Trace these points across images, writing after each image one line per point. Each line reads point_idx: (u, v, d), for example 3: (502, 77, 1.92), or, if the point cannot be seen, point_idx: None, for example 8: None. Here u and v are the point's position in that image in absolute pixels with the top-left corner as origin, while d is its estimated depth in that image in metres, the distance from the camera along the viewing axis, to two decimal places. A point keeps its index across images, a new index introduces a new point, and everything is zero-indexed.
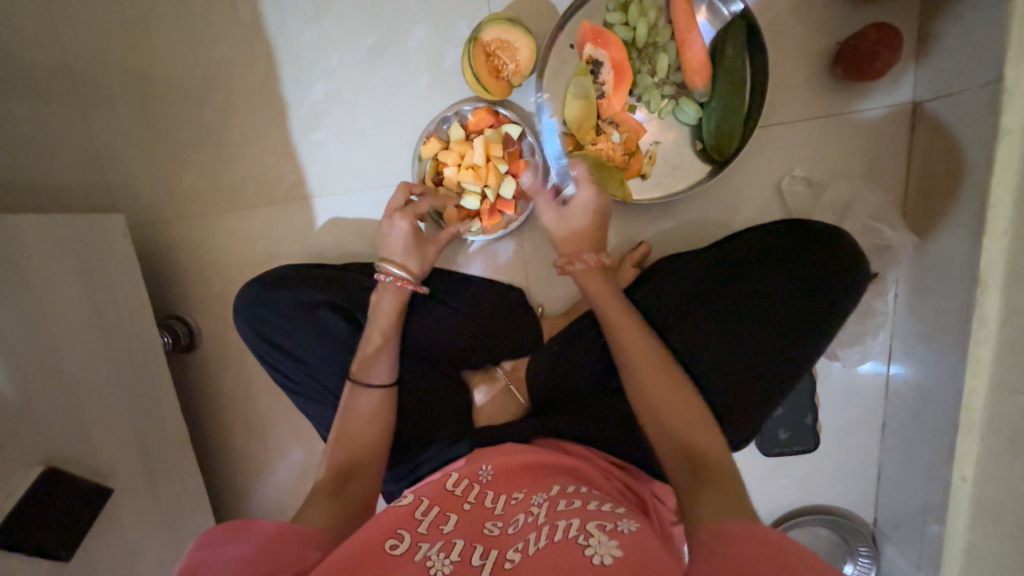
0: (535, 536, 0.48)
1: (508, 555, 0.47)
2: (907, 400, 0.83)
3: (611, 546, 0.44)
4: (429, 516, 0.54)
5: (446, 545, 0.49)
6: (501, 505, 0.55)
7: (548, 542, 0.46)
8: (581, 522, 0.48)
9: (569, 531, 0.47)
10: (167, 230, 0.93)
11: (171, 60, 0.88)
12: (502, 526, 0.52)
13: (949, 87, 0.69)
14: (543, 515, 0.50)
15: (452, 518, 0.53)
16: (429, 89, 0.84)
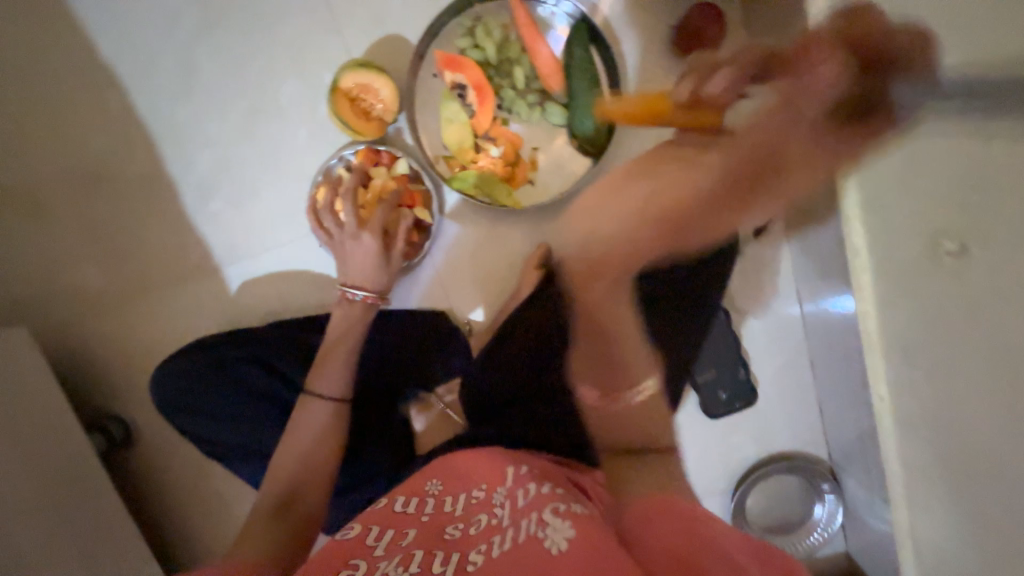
0: (498, 539, 0.51)
1: (469, 558, 0.50)
2: (820, 335, 0.87)
3: (565, 530, 0.50)
4: (385, 537, 0.54)
5: (405, 559, 0.51)
6: (460, 507, 0.57)
7: (512, 543, 0.50)
8: (539, 515, 0.53)
9: (530, 528, 0.51)
10: (79, 331, 0.92)
11: (46, 164, 0.88)
12: (462, 528, 0.55)
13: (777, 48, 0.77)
14: (505, 516, 0.54)
15: (410, 533, 0.55)
16: (311, 139, 0.86)
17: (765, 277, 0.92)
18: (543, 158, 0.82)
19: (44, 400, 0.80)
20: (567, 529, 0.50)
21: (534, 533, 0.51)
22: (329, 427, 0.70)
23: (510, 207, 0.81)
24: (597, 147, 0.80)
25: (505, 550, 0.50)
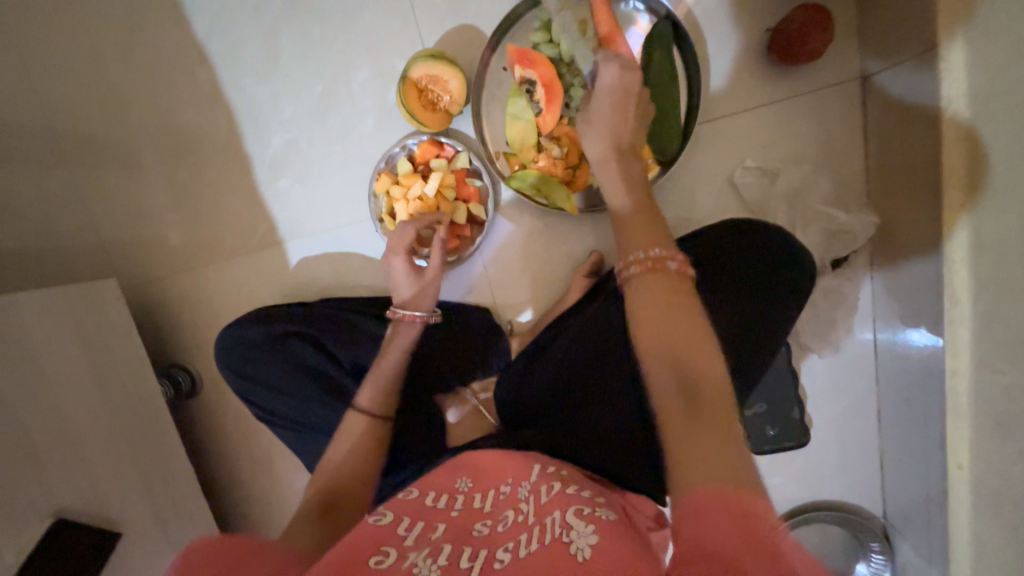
0: (525, 537, 0.50)
1: (496, 555, 0.49)
2: (896, 386, 0.79)
3: (589, 534, 0.47)
4: (415, 529, 0.54)
5: (433, 551, 0.50)
6: (488, 503, 0.57)
7: (540, 544, 0.48)
8: (562, 514, 0.51)
9: (555, 528, 0.49)
10: (159, 288, 1.01)
11: (142, 133, 0.96)
12: (491, 525, 0.54)
13: (891, 60, 0.67)
14: (531, 514, 0.53)
15: (440, 526, 0.54)
16: (378, 126, 0.87)
17: (838, 311, 0.82)
18: None
19: (125, 348, 0.89)
20: (591, 533, 0.47)
21: (559, 537, 0.48)
22: (365, 438, 0.68)
23: (566, 211, 0.79)
24: (666, 156, 0.75)
25: (531, 551, 0.48)
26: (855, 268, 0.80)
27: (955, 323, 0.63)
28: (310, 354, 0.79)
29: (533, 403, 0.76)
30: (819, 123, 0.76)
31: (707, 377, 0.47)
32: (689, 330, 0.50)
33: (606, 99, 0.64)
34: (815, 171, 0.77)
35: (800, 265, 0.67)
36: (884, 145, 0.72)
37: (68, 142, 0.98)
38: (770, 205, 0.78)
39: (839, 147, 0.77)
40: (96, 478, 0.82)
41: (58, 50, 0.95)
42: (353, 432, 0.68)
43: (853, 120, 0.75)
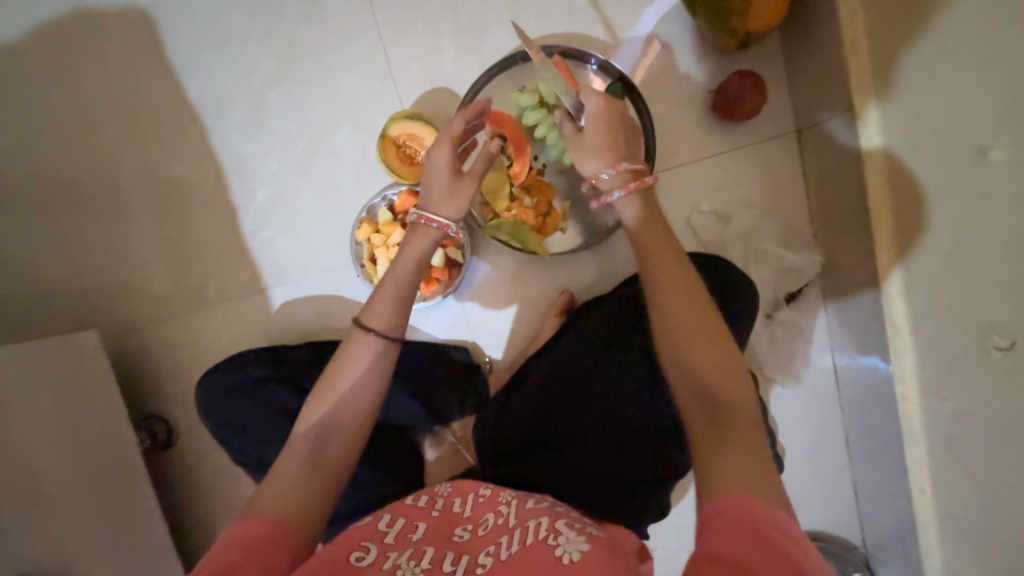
0: (505, 540, 0.54)
1: (478, 559, 0.53)
2: (858, 413, 0.82)
3: (578, 543, 0.51)
4: (396, 526, 0.57)
5: (416, 553, 0.53)
6: (469, 508, 0.61)
7: (521, 546, 0.52)
8: (548, 521, 0.55)
9: (539, 532, 0.53)
10: (140, 337, 1.02)
11: (132, 188, 1.00)
12: (471, 529, 0.58)
13: (819, 116, 0.75)
14: (512, 517, 0.57)
15: (420, 527, 0.58)
16: (360, 178, 0.93)
17: (795, 342, 0.87)
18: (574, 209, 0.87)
19: (103, 399, 0.89)
20: (581, 542, 0.51)
21: (545, 540, 0.52)
22: (375, 367, 0.62)
23: (539, 253, 0.85)
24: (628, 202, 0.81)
25: (512, 551, 0.52)
26: (810, 301, 0.86)
27: (899, 351, 0.68)
28: (290, 400, 0.81)
29: (511, 440, 0.78)
30: (764, 170, 0.84)
31: (730, 398, 0.52)
32: (706, 346, 0.54)
33: (590, 121, 0.64)
34: (764, 212, 0.84)
35: (748, 301, 0.73)
36: (822, 188, 0.79)
37: (58, 197, 1.02)
38: (727, 244, 0.84)
39: (784, 190, 0.84)
40: (62, 537, 0.79)
41: (55, 112, 1.00)
42: (364, 352, 0.62)
43: (793, 167, 0.83)
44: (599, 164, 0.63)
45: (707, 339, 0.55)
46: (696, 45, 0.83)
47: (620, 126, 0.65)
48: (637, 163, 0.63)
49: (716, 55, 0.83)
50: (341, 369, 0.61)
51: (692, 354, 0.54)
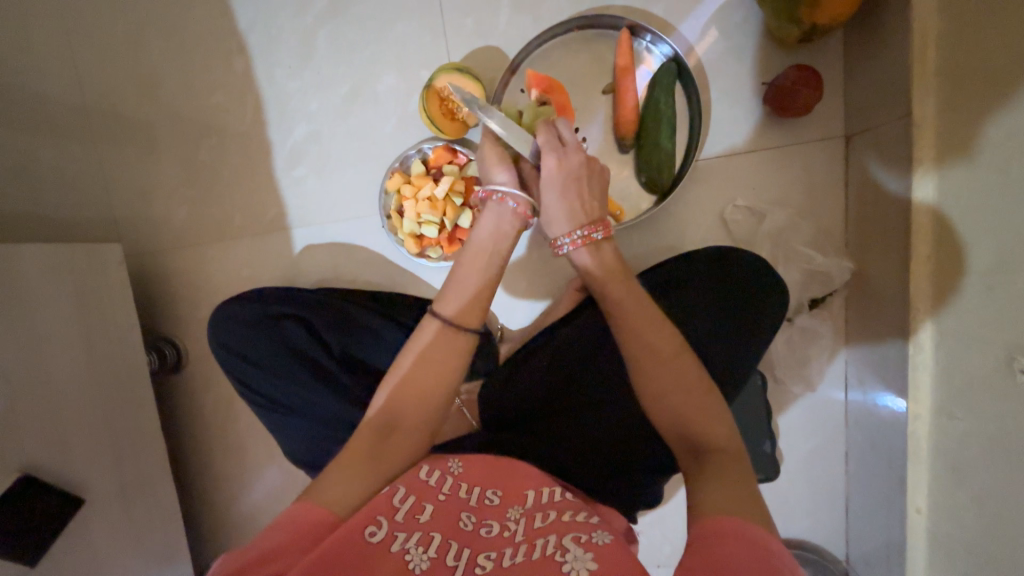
0: (510, 550, 0.54)
1: (479, 559, 0.53)
2: (864, 427, 0.82)
3: (587, 560, 0.50)
4: (407, 503, 0.59)
5: (423, 539, 0.55)
6: (475, 500, 0.62)
7: (526, 558, 0.52)
8: (558, 538, 0.54)
9: (547, 549, 0.53)
10: (161, 260, 1.03)
11: (169, 111, 1.00)
12: (475, 522, 0.59)
13: (872, 122, 0.74)
14: (520, 533, 0.57)
15: (428, 508, 0.59)
16: (397, 130, 0.92)
17: (810, 349, 0.86)
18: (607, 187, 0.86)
19: (120, 313, 0.90)
20: (590, 560, 0.50)
21: (553, 555, 0.52)
22: (437, 352, 0.66)
23: None
24: (663, 187, 0.81)
25: (516, 562, 0.52)
26: (831, 311, 0.85)
27: (917, 368, 0.68)
28: (301, 336, 0.81)
29: (518, 407, 0.78)
30: (805, 173, 0.82)
31: (712, 440, 0.57)
32: (695, 392, 0.59)
33: (550, 184, 0.66)
34: (798, 215, 0.83)
35: (777, 299, 0.72)
36: (862, 196, 0.78)
37: (97, 112, 1.02)
38: (756, 243, 0.83)
39: (822, 195, 0.82)
40: (68, 442, 0.81)
41: (103, 25, 1.00)
42: (427, 340, 0.67)
43: (836, 173, 0.82)
44: (559, 227, 0.67)
45: (695, 388, 0.59)
46: (755, 35, 0.81)
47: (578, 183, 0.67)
48: (597, 219, 0.67)
49: (774, 49, 0.81)
50: (408, 353, 0.67)
51: (685, 398, 0.59)
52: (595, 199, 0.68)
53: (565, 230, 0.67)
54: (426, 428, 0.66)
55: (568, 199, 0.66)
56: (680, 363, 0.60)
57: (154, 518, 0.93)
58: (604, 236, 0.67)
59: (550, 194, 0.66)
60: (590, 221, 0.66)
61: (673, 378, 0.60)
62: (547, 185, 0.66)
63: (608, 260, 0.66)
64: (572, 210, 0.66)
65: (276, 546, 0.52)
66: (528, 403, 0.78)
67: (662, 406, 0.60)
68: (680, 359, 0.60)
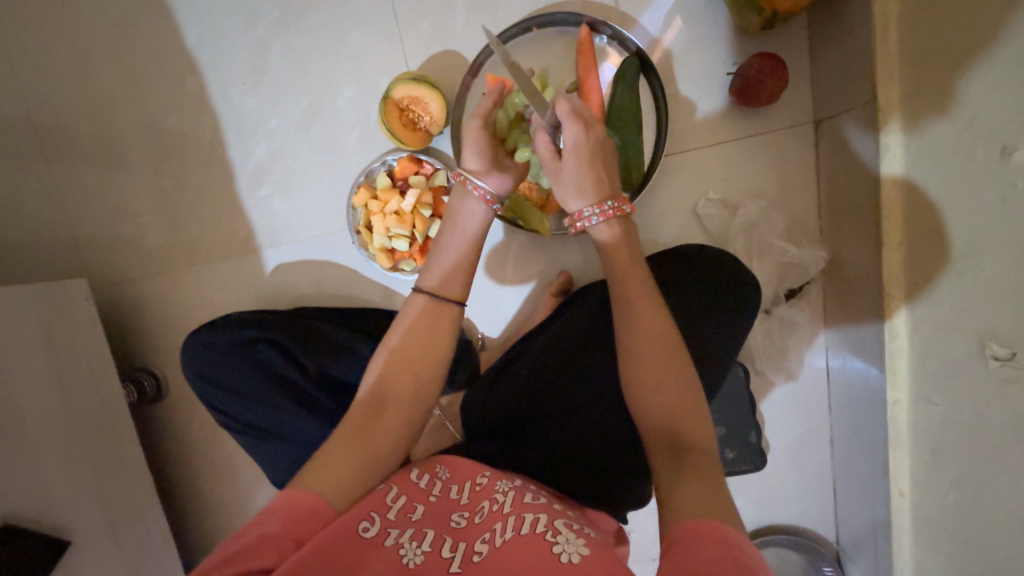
0: (500, 526, 0.53)
1: (475, 547, 0.52)
2: (845, 413, 0.82)
3: (579, 545, 0.50)
4: (399, 502, 0.57)
5: (416, 535, 0.54)
6: (466, 495, 0.60)
7: (516, 534, 0.52)
8: (548, 518, 0.54)
9: (537, 527, 0.52)
10: (131, 289, 1.01)
11: (125, 136, 0.97)
12: (468, 516, 0.57)
13: (839, 106, 0.73)
14: (508, 504, 0.57)
15: (419, 508, 0.58)
16: (360, 141, 0.90)
17: (790, 339, 0.86)
18: None
19: (93, 349, 0.89)
20: (582, 545, 0.50)
21: (544, 535, 0.51)
22: (427, 324, 0.63)
23: (540, 232, 0.85)
24: (633, 185, 0.79)
25: (508, 540, 0.51)
26: (810, 300, 0.85)
27: (894, 355, 0.67)
28: (276, 361, 0.79)
29: (499, 417, 0.77)
30: (775, 161, 0.81)
31: (697, 441, 0.55)
32: (682, 384, 0.58)
33: (575, 154, 0.62)
34: (771, 206, 0.82)
35: (753, 293, 0.71)
36: (833, 183, 0.77)
37: (50, 141, 0.99)
38: (730, 235, 0.82)
39: (794, 184, 0.81)
40: (49, 482, 0.80)
41: (47, 51, 0.96)
42: (417, 313, 0.63)
43: (806, 160, 0.81)
44: (582, 201, 0.63)
45: (684, 384, 0.58)
46: (718, 24, 0.80)
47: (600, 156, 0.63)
48: (618, 195, 0.64)
49: (738, 37, 0.79)
50: (398, 328, 0.64)
51: (669, 393, 0.58)
52: (613, 174, 0.65)
53: (587, 204, 0.63)
54: (421, 407, 0.62)
55: (594, 170, 0.62)
56: (667, 360, 0.59)
57: (146, 550, 0.92)
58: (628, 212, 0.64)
59: (575, 164, 0.62)
60: (613, 196, 0.63)
61: (660, 370, 0.59)
62: (572, 153, 0.62)
63: (628, 234, 0.64)
64: (595, 178, 0.62)
65: (264, 539, 0.49)
66: (507, 414, 0.77)
67: (643, 400, 0.59)
68: (671, 359, 0.59)
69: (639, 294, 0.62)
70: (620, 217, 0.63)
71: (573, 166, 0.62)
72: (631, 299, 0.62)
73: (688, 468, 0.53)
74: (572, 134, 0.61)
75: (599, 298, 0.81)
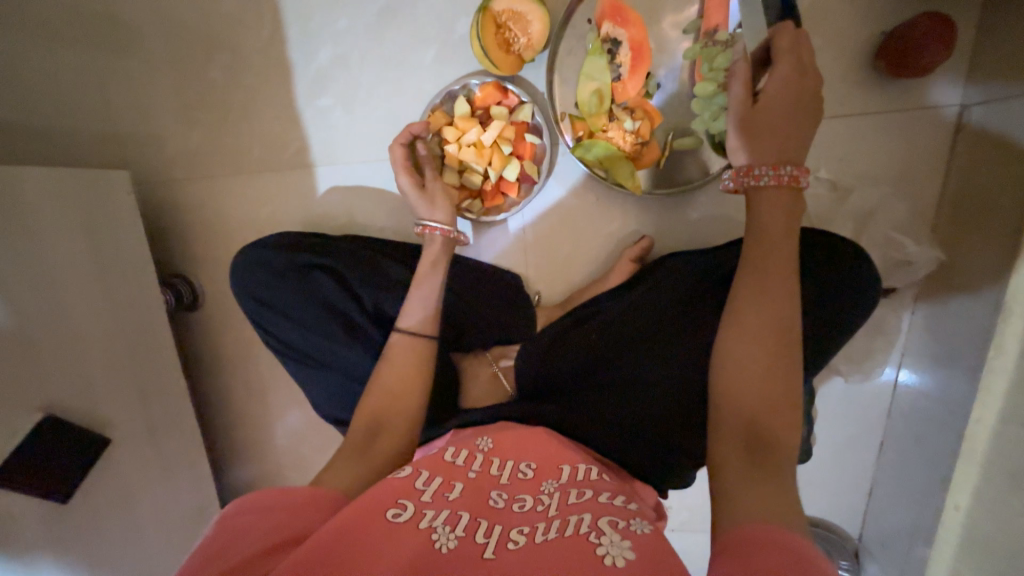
0: (542, 526, 0.51)
1: (510, 535, 0.50)
2: (910, 422, 0.80)
3: (624, 547, 0.47)
4: (432, 485, 0.56)
5: (451, 518, 0.51)
6: (507, 476, 0.60)
7: (559, 535, 0.49)
8: (592, 518, 0.51)
9: (580, 527, 0.50)
10: (172, 190, 0.95)
11: (172, 15, 0.86)
12: (506, 499, 0.56)
13: (1002, 90, 0.64)
14: (553, 508, 0.54)
15: (457, 487, 0.56)
16: (439, 59, 0.80)
17: (876, 340, 0.80)
18: (675, 146, 0.77)
19: (133, 249, 0.84)
20: (627, 547, 0.47)
21: (587, 536, 0.48)
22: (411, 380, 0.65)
23: (627, 189, 0.76)
24: None
25: (549, 539, 0.49)
26: (901, 302, 0.80)
27: (995, 371, 0.62)
28: (330, 290, 0.75)
29: (559, 376, 0.75)
30: (904, 146, 0.73)
31: (775, 440, 0.53)
32: (770, 376, 0.55)
33: (771, 99, 0.59)
34: (890, 195, 0.74)
35: (871, 287, 0.62)
36: (967, 179, 0.69)
37: (88, 10, 0.88)
38: (835, 221, 0.75)
39: (919, 175, 0.73)
40: (91, 380, 0.77)
41: None
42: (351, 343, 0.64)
43: (939, 149, 0.72)
44: (753, 156, 0.60)
45: (774, 381, 0.54)
46: None
47: (797, 109, 0.59)
48: (800, 163, 0.60)
49: None
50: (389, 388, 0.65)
51: (756, 381, 0.55)
52: (804, 137, 0.60)
53: (760, 161, 0.60)
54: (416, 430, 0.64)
55: (778, 128, 0.59)
56: (772, 341, 0.55)
57: (179, 454, 0.92)
58: (803, 185, 0.60)
59: (768, 110, 0.59)
60: (793, 162, 0.59)
61: (749, 348, 0.56)
62: (771, 96, 0.59)
63: (794, 213, 0.59)
64: (785, 133, 0.59)
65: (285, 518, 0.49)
66: (570, 374, 0.75)
67: (732, 377, 0.56)
68: (765, 342, 0.55)
69: (771, 268, 0.58)
70: (790, 189, 0.59)
71: (760, 112, 0.60)
72: (749, 266, 0.60)
73: (752, 467, 0.51)
74: (781, 73, 0.59)
75: (689, 267, 0.75)
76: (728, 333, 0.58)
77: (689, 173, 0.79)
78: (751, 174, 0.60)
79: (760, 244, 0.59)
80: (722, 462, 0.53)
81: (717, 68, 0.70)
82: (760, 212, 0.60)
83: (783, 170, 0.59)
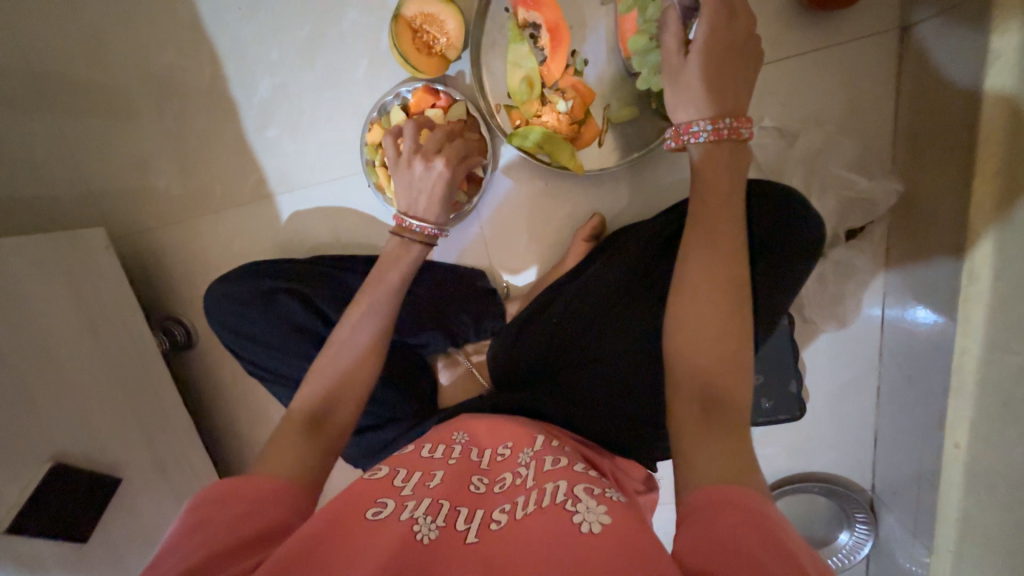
0: (522, 500, 0.52)
1: (492, 515, 0.50)
2: (900, 361, 0.77)
3: (600, 513, 0.48)
4: (412, 479, 0.56)
5: (433, 507, 0.51)
6: (486, 460, 0.60)
7: (537, 506, 0.50)
8: (568, 486, 0.52)
9: (557, 497, 0.50)
10: (149, 239, 0.99)
11: (122, 74, 0.90)
12: (488, 482, 0.56)
13: (936, 7, 0.61)
14: (531, 477, 0.55)
15: (438, 474, 0.56)
16: (371, 72, 0.82)
17: (848, 284, 0.78)
18: (613, 120, 0.76)
19: (119, 299, 0.89)
20: (603, 513, 0.48)
21: (563, 504, 0.49)
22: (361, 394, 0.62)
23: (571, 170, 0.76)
24: None
25: (528, 513, 0.49)
26: (871, 241, 0.77)
27: (969, 301, 0.59)
28: (295, 309, 0.77)
29: (530, 365, 0.74)
30: (846, 81, 0.71)
31: (734, 401, 0.51)
32: (725, 336, 0.53)
33: (701, 50, 0.58)
34: (839, 133, 0.72)
35: (813, 241, 0.61)
36: (918, 104, 0.67)
37: (45, 83, 0.93)
38: (787, 167, 0.74)
39: (868, 108, 0.71)
40: (95, 427, 0.82)
41: None
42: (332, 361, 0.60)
43: (884, 78, 0.70)
44: (693, 112, 0.59)
45: (728, 337, 0.53)
46: None
47: (729, 57, 0.58)
48: (739, 114, 0.58)
49: None
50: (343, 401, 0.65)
51: (711, 336, 0.53)
52: (737, 88, 0.59)
53: (698, 118, 0.59)
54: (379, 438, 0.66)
55: (713, 82, 0.58)
56: (724, 298, 0.54)
57: (191, 485, 0.96)
58: (746, 137, 0.58)
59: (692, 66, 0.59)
60: (731, 115, 0.58)
61: (701, 311, 0.54)
62: (699, 48, 0.58)
63: (733, 167, 0.58)
64: (715, 85, 0.58)
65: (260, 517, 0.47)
66: (539, 361, 0.74)
67: (685, 340, 0.54)
68: (711, 295, 0.54)
69: (717, 214, 0.58)
70: (731, 142, 0.58)
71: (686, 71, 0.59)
72: (694, 224, 0.59)
73: (710, 428, 0.49)
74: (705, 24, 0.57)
75: (638, 242, 0.75)
76: (685, 290, 0.56)
77: (639, 139, 0.78)
78: (687, 133, 0.59)
79: (703, 198, 0.58)
80: (677, 423, 0.51)
81: (650, 20, 0.66)
82: (703, 171, 0.59)
83: (721, 124, 0.57)
